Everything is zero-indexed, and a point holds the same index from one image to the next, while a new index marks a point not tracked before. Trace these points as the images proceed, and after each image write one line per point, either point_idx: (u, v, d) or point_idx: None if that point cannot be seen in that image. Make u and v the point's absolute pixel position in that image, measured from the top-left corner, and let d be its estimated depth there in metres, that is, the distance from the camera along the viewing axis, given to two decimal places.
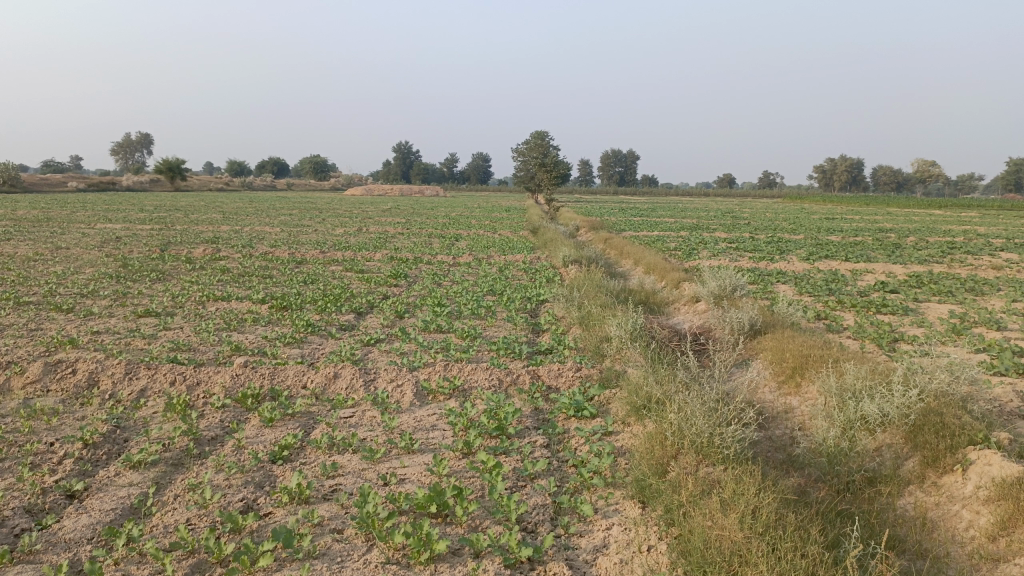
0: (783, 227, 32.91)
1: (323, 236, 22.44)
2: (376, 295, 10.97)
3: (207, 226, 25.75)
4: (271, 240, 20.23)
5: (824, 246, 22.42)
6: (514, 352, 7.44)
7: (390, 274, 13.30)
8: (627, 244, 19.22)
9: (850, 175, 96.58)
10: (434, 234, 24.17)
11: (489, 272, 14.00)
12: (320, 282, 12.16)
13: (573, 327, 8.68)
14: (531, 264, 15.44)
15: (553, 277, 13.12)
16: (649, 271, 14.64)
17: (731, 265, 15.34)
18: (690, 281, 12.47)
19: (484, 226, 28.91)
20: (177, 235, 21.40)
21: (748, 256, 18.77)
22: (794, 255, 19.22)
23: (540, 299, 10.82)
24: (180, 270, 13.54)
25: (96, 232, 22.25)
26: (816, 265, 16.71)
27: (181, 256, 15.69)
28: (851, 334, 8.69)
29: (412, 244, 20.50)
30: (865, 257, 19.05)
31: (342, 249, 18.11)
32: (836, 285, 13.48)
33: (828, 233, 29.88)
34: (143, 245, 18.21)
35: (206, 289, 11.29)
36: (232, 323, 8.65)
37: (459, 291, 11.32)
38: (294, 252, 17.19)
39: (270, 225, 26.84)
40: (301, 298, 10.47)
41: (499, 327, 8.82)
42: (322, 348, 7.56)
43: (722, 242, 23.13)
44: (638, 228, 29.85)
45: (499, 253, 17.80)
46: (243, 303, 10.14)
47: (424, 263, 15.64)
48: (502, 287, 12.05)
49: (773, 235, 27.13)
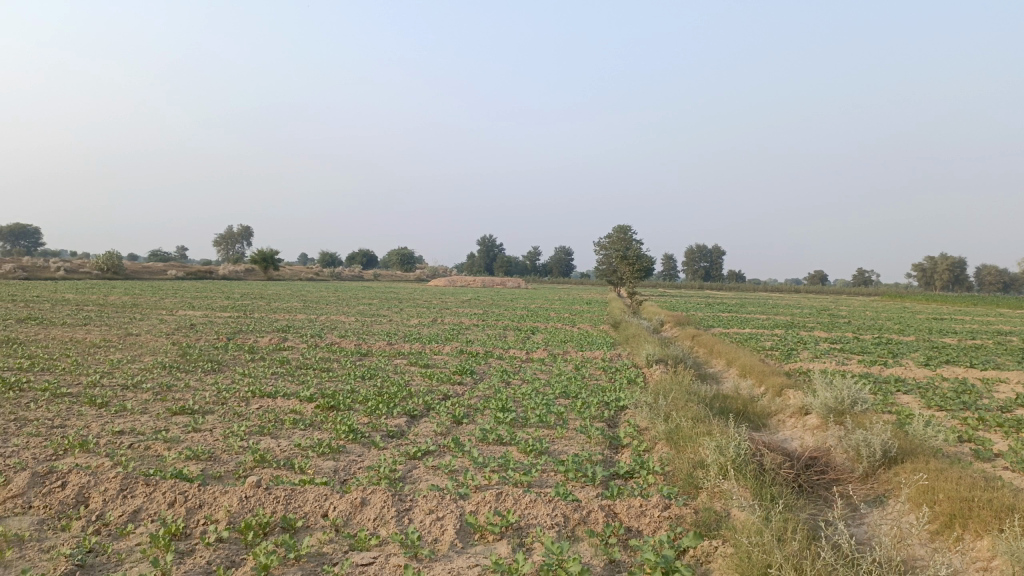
0: (886, 327, 30.39)
1: (395, 327, 21.76)
2: (435, 396, 9.82)
3: (284, 314, 25.55)
4: (341, 330, 19.63)
5: (940, 349, 20.23)
6: (586, 475, 6.10)
7: (455, 371, 12.19)
8: (716, 342, 17.68)
9: (952, 274, 91.50)
10: (510, 326, 23.20)
11: (565, 371, 12.71)
12: (378, 378, 11.15)
13: (659, 444, 7.29)
14: (610, 363, 14.07)
15: (635, 379, 11.75)
16: (743, 373, 13.10)
17: (838, 371, 13.62)
18: (794, 388, 10.91)
19: (563, 319, 27.73)
20: (250, 323, 21.10)
21: (855, 359, 16.89)
22: (907, 359, 17.22)
23: (619, 405, 9.44)
24: (238, 362, 12.79)
25: (173, 319, 22.21)
26: (938, 372, 14.65)
27: (245, 346, 15.10)
28: (1008, 465, 6.98)
29: (485, 337, 19.43)
30: (991, 364, 16.81)
31: (412, 342, 17.17)
32: (969, 397, 11.56)
33: (940, 335, 27.31)
34: (212, 333, 17.79)
35: (257, 383, 10.42)
36: (268, 425, 7.63)
37: (528, 393, 10.10)
38: (360, 343, 16.38)
39: (345, 315, 26.44)
40: (353, 396, 9.44)
41: (570, 440, 7.49)
42: (360, 462, 6.42)
43: (822, 342, 21.25)
44: (727, 325, 28.05)
45: (576, 349, 16.55)
46: (289, 400, 9.18)
47: (495, 358, 14.53)
48: (576, 388, 10.76)
49: (878, 336, 24.99)
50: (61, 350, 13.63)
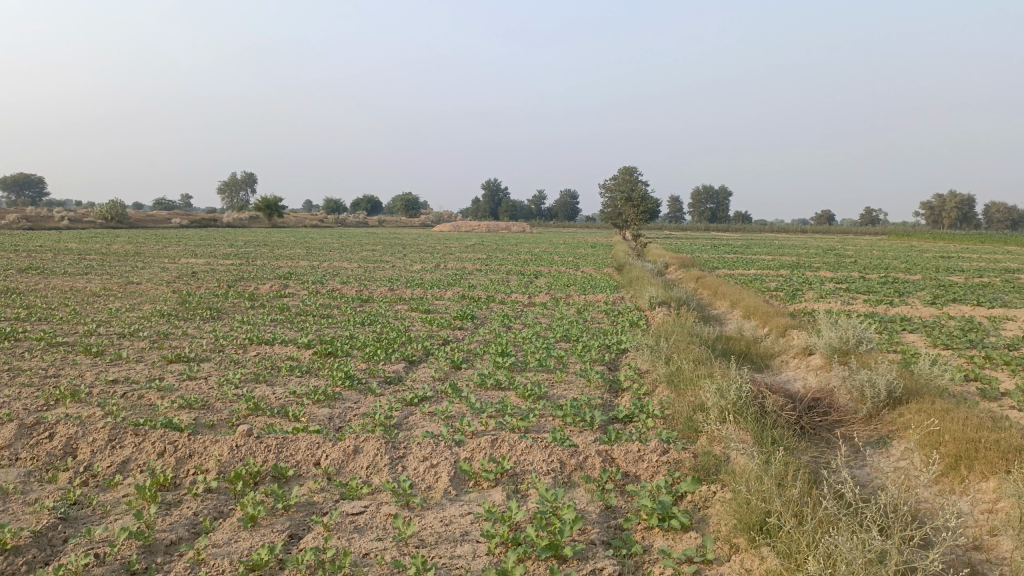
0: (893, 266, 30.11)
1: (398, 272, 21.62)
2: (434, 341, 9.72)
3: (286, 261, 25.43)
4: (343, 276, 19.50)
5: (947, 287, 20.02)
6: (584, 420, 6.00)
7: (456, 316, 12.08)
8: (721, 283, 17.51)
9: (961, 212, 90.53)
10: (513, 270, 23.04)
11: (566, 315, 12.59)
12: (378, 323, 11.04)
13: (660, 387, 7.17)
14: (613, 306, 13.94)
15: (638, 322, 11.62)
16: (747, 314, 12.96)
17: (843, 311, 13.46)
18: (799, 329, 10.77)
19: (567, 263, 27.54)
20: (252, 271, 21.00)
21: (861, 298, 16.72)
22: (914, 298, 17.03)
23: (620, 348, 9.33)
24: (237, 309, 12.71)
25: (175, 267, 22.11)
26: (945, 311, 14.47)
27: (245, 293, 14.99)
28: (1015, 404, 6.86)
29: (487, 281, 19.30)
30: (999, 301, 16.62)
31: (413, 287, 17.05)
32: (975, 335, 11.40)
33: (947, 273, 27.04)
34: (213, 281, 17.69)
35: (255, 330, 10.33)
36: (263, 373, 7.55)
37: (528, 337, 9.98)
38: (362, 289, 16.26)
39: (348, 261, 26.32)
40: (351, 342, 9.33)
41: (569, 384, 7.38)
42: (355, 409, 6.33)
43: (828, 282, 21.06)
44: (732, 266, 27.82)
45: (579, 293, 16.42)
46: (286, 347, 9.09)
47: (497, 302, 14.40)
48: (578, 332, 10.64)
49: (885, 275, 24.77)
50: (60, 300, 13.56)
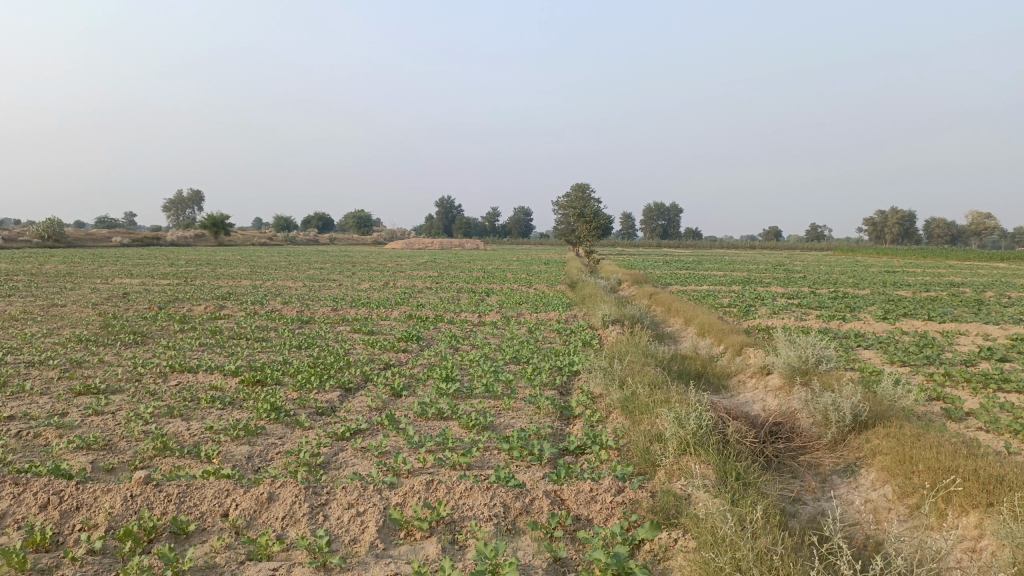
0: (841, 281, 30.35)
1: (344, 291, 20.88)
2: (375, 366, 9.10)
3: (228, 281, 24.49)
4: (285, 296, 18.71)
5: (897, 302, 20.10)
6: (532, 454, 5.47)
7: (400, 337, 11.46)
8: (675, 300, 17.21)
9: (902, 227, 93.05)
10: (465, 288, 22.47)
11: (517, 335, 12.06)
12: (316, 347, 10.37)
13: (615, 414, 6.68)
14: (565, 324, 13.47)
15: (590, 341, 11.17)
16: (702, 331, 12.62)
17: (798, 328, 13.23)
18: (755, 346, 10.44)
19: (519, 280, 27.08)
20: (189, 291, 20.04)
21: (814, 314, 16.59)
22: (867, 313, 16.95)
23: (572, 370, 8.83)
24: (165, 333, 11.88)
25: (107, 288, 21.02)
26: (899, 326, 14.35)
27: (178, 315, 14.16)
28: (981, 425, 6.56)
29: (437, 300, 18.71)
30: (949, 315, 16.64)
31: (359, 307, 16.34)
32: (931, 351, 11.21)
33: (895, 288, 27.33)
34: (145, 302, 16.76)
35: (180, 356, 9.55)
36: (180, 406, 6.85)
37: (475, 360, 9.43)
38: (303, 310, 15.53)
39: (294, 280, 25.45)
40: (284, 368, 8.66)
41: (517, 411, 6.85)
42: (279, 447, 5.69)
43: (782, 298, 21.00)
44: (684, 283, 27.68)
45: (531, 311, 15.94)
46: (212, 375, 8.37)
47: (445, 322, 13.83)
48: (528, 353, 10.13)
49: (836, 290, 24.91)
50: None
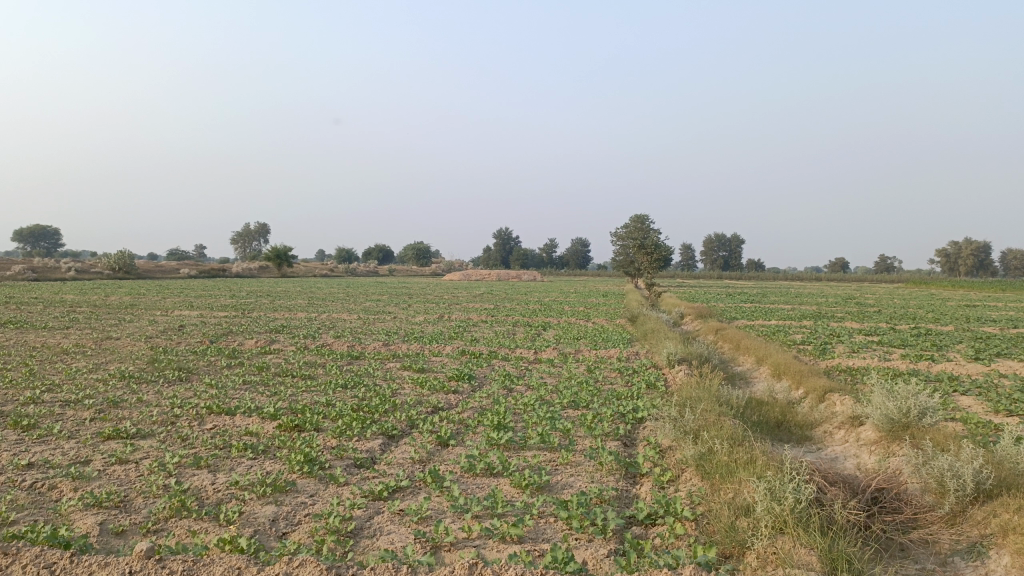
0: (919, 316, 28.62)
1: (398, 325, 20.40)
2: (422, 410, 8.45)
3: (284, 313, 24.33)
4: (338, 330, 18.31)
5: (986, 340, 18.59)
6: (594, 525, 4.70)
7: (451, 376, 10.80)
8: (743, 336, 16.17)
9: (978, 258, 88.97)
10: (521, 322, 21.78)
11: (575, 374, 11.27)
12: (362, 387, 9.78)
13: (688, 473, 5.85)
14: (627, 363, 12.60)
15: (655, 383, 10.31)
16: (777, 373, 11.62)
17: (882, 370, 12.09)
18: (839, 392, 9.43)
19: (577, 313, 26.26)
20: (243, 324, 19.84)
21: (896, 353, 15.33)
22: (955, 353, 15.59)
23: (636, 418, 8.00)
24: (211, 369, 11.50)
25: (164, 320, 21.00)
26: (995, 368, 13.04)
27: (227, 350, 13.81)
28: None
29: (492, 334, 18.07)
30: None
31: (411, 342, 15.78)
32: None
33: (978, 323, 25.58)
34: (197, 335, 16.55)
35: (220, 396, 9.10)
36: (210, 456, 6.30)
37: (530, 404, 8.69)
38: (354, 345, 15.04)
39: (349, 313, 25.15)
40: (325, 411, 8.07)
41: (575, 468, 6.07)
42: (308, 508, 5.06)
43: (858, 334, 19.68)
44: (751, 317, 26.45)
45: (589, 347, 15.13)
46: (248, 418, 7.84)
47: (499, 360, 13.12)
48: (587, 396, 9.34)
49: (915, 326, 23.38)
50: (22, 358, 12.42)
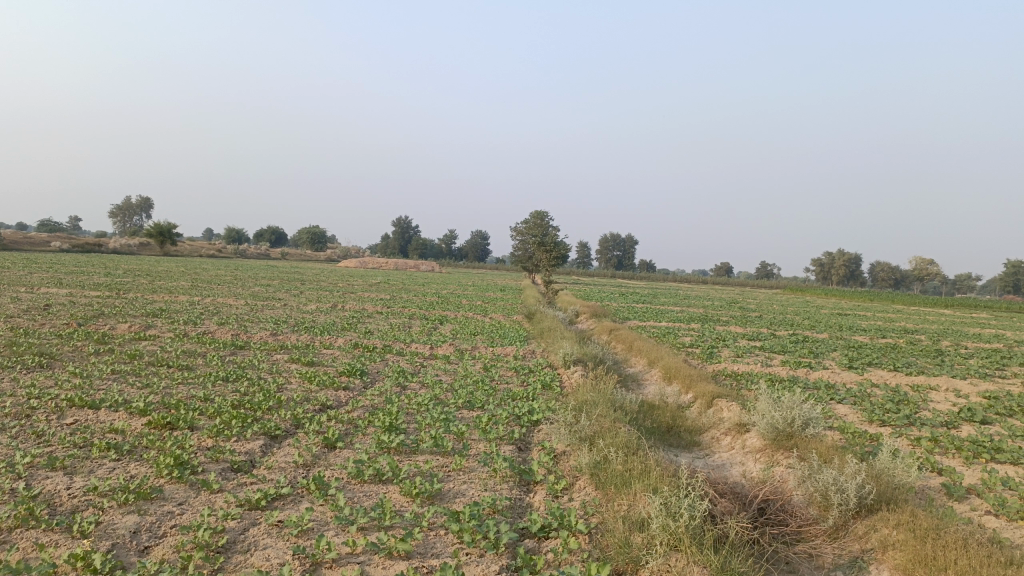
0: (797, 323, 30.10)
1: (288, 313, 19.60)
2: (309, 407, 8.04)
3: (165, 295, 22.95)
4: (222, 317, 17.38)
5: (857, 349, 19.67)
6: (486, 538, 4.52)
7: (341, 371, 10.37)
8: (636, 338, 16.42)
9: (849, 269, 94.92)
10: (417, 315, 21.39)
11: (470, 372, 11.07)
12: (244, 380, 9.22)
13: (582, 481, 5.76)
14: (523, 362, 12.49)
15: (550, 384, 10.24)
16: (667, 377, 11.80)
17: (766, 377, 12.50)
18: (727, 399, 9.65)
19: (474, 307, 26.09)
20: (118, 306, 18.54)
21: (778, 360, 15.97)
22: (831, 361, 16.39)
23: (532, 421, 7.89)
24: (77, 356, 10.60)
25: (28, 298, 19.36)
26: (867, 378, 13.76)
27: (97, 334, 12.81)
28: (990, 509, 5.78)
29: (387, 327, 17.64)
30: (914, 366, 16.17)
31: (301, 332, 15.16)
32: (910, 408, 10.51)
33: (850, 332, 27.14)
34: (65, 317, 15.32)
35: (85, 387, 8.37)
36: (67, 456, 5.72)
37: (424, 403, 8.42)
38: (240, 334, 14.29)
39: (236, 298, 24.01)
40: (203, 407, 7.53)
41: (468, 475, 5.87)
42: (177, 518, 4.64)
43: (742, 339, 20.44)
44: (643, 318, 27.05)
45: (486, 344, 14.97)
46: (115, 413, 7.22)
47: (393, 354, 12.76)
48: (482, 396, 9.15)
49: (794, 332, 24.53)
50: None
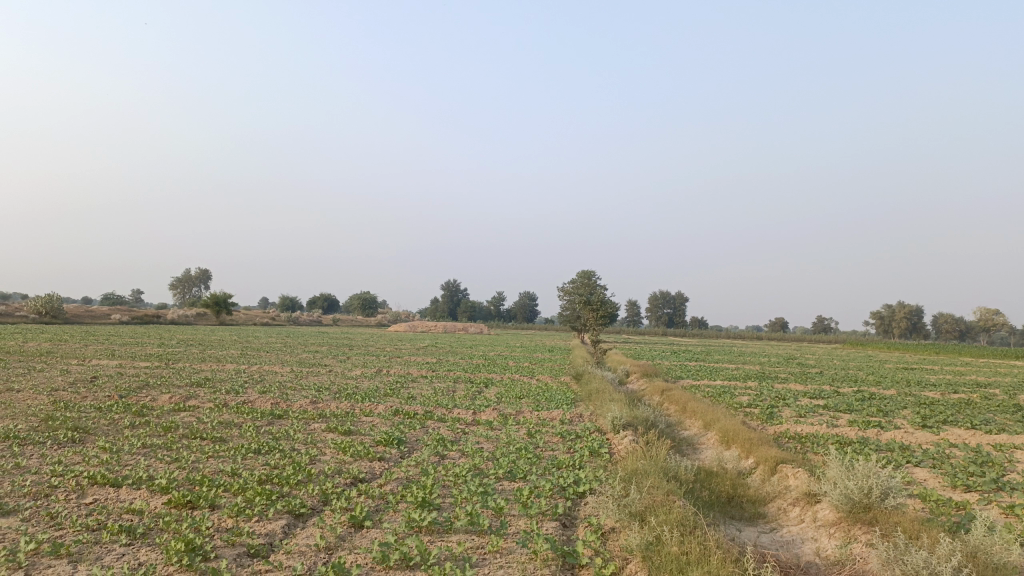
0: (860, 379, 28.69)
1: (332, 380, 19.30)
2: (340, 481, 7.56)
3: (212, 364, 22.94)
4: (264, 385, 17.15)
5: (929, 405, 18.41)
6: None
7: (379, 440, 9.90)
8: (689, 398, 15.62)
9: (910, 321, 91.64)
10: (462, 379, 20.89)
11: (513, 439, 10.47)
12: (276, 453, 8.80)
13: (633, 564, 5.13)
14: (569, 427, 11.84)
15: (598, 451, 9.58)
16: (725, 441, 11.02)
17: (832, 438, 11.59)
18: (792, 464, 8.86)
19: (521, 369, 25.49)
20: (163, 376, 18.48)
21: (843, 419, 14.95)
22: (902, 419, 15.28)
23: (578, 493, 7.26)
24: (111, 430, 10.35)
25: (77, 371, 19.48)
26: (944, 437, 12.70)
27: (136, 406, 12.61)
28: None
29: (431, 392, 17.18)
30: (994, 424, 14.96)
31: (341, 400, 14.78)
32: (997, 471, 9.52)
33: (919, 387, 25.69)
34: (109, 389, 15.24)
35: (111, 463, 8.05)
36: (75, 541, 5.32)
37: (462, 475, 7.87)
38: (280, 402, 13.96)
39: (282, 366, 23.86)
40: (228, 483, 7.12)
41: (505, 558, 5.28)
42: None
43: (803, 397, 19.38)
44: (697, 377, 26.07)
45: (531, 408, 14.35)
46: (136, 492, 6.84)
47: (434, 421, 12.25)
48: (525, 465, 8.55)
49: (859, 389, 23.26)
50: None
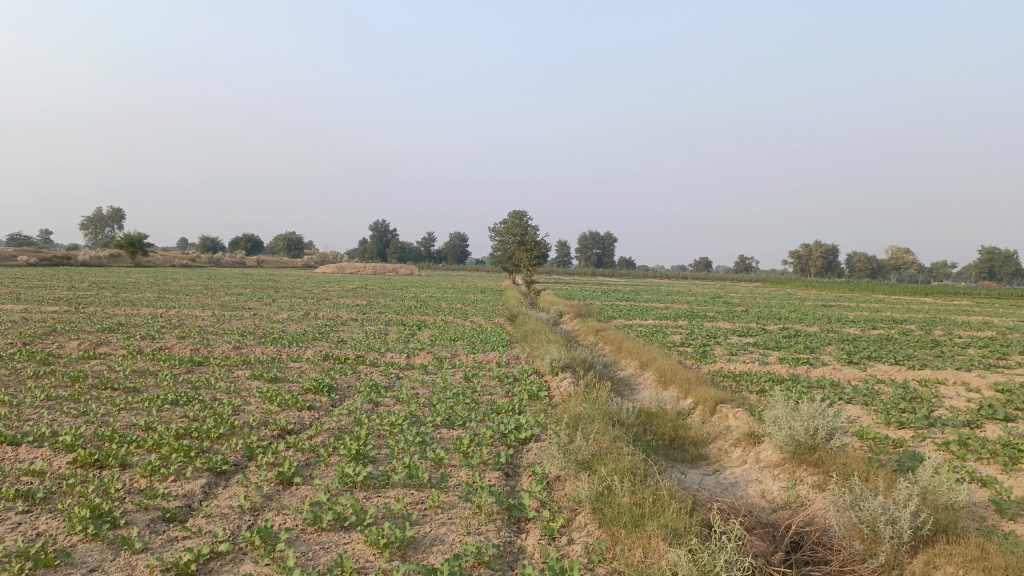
0: (785, 316, 29.45)
1: (258, 324, 18.52)
2: (267, 433, 7.07)
3: (127, 308, 21.73)
4: (185, 330, 16.26)
5: (853, 342, 18.92)
6: None
7: (308, 387, 9.39)
8: (624, 338, 15.57)
9: (827, 260, 95.03)
10: (394, 321, 20.41)
11: (450, 384, 10.13)
12: (196, 404, 8.21)
13: (584, 516, 4.88)
14: (506, 370, 11.58)
15: (537, 395, 9.34)
16: (662, 380, 10.95)
17: (767, 377, 11.66)
18: (731, 404, 8.80)
19: (454, 311, 25.16)
20: (73, 321, 17.34)
21: (774, 357, 15.17)
22: (829, 356, 15.59)
23: (520, 439, 6.97)
24: (12, 381, 9.50)
25: None
26: (871, 374, 12.96)
27: (41, 355, 11.67)
28: None
29: (362, 335, 16.65)
30: (915, 359, 15.43)
31: (268, 345, 14.12)
32: (926, 407, 9.70)
33: (840, 324, 26.49)
34: (11, 336, 14.15)
35: (9, 418, 7.32)
36: None
37: (397, 423, 7.47)
38: (201, 348, 13.21)
39: (204, 309, 22.83)
40: (142, 438, 6.54)
41: (447, 515, 4.96)
42: None
43: (734, 336, 19.67)
44: (629, 316, 26.23)
45: (467, 350, 14.03)
46: (36, 450, 6.21)
47: (367, 366, 11.79)
48: (463, 411, 8.21)
49: (785, 326, 23.80)
50: None
